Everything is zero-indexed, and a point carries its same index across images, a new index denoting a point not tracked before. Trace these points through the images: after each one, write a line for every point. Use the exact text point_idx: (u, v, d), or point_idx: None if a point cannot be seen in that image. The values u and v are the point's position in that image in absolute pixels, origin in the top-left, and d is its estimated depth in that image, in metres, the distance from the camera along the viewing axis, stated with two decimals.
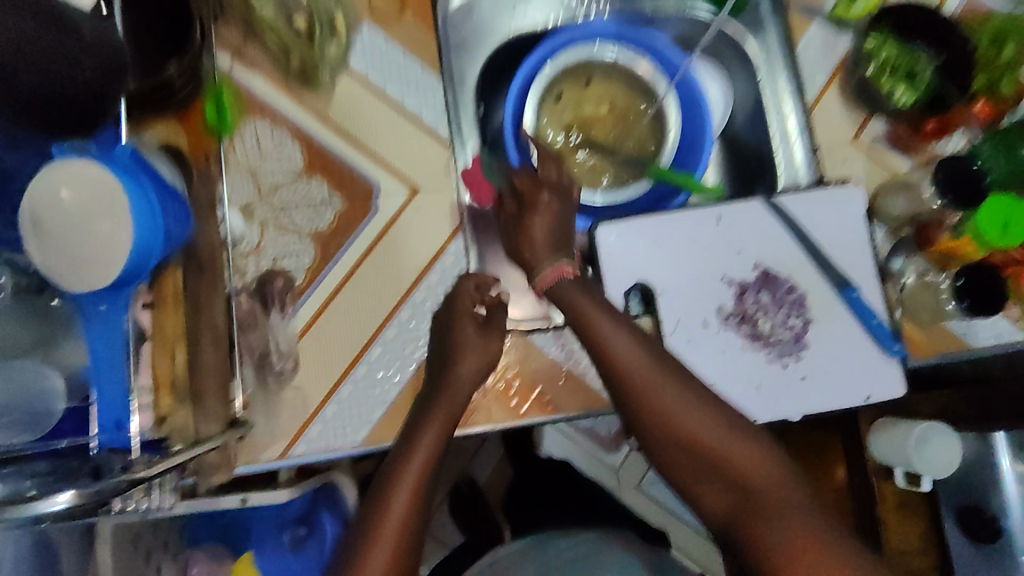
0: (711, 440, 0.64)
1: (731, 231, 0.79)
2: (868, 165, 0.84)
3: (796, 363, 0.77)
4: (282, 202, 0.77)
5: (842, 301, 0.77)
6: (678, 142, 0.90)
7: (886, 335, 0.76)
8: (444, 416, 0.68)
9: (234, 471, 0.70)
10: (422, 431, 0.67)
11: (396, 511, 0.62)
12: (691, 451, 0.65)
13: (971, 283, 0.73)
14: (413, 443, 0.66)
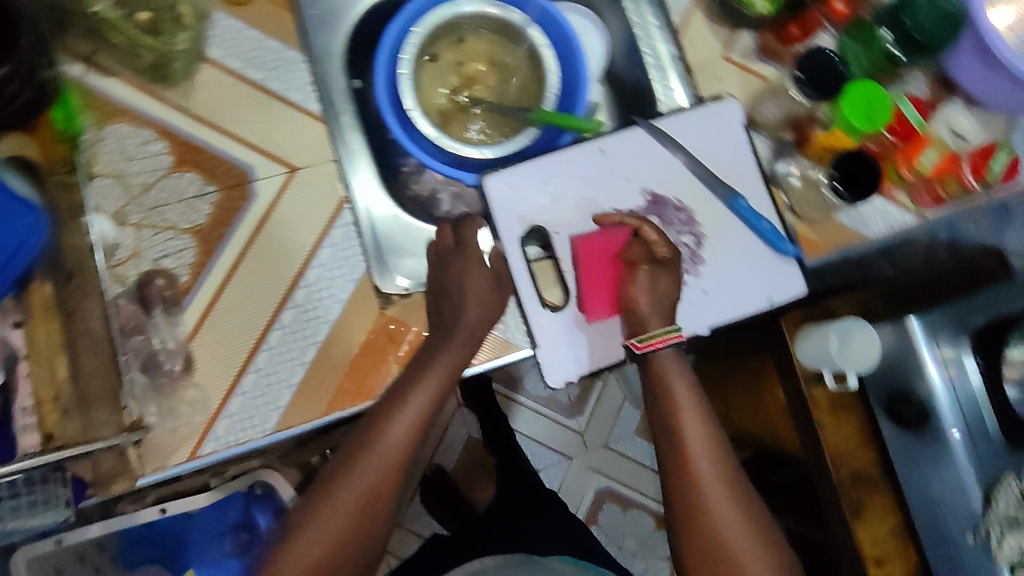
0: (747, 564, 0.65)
1: (617, 160, 0.80)
2: (741, 79, 0.85)
3: (695, 278, 0.79)
4: (156, 204, 0.75)
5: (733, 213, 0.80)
6: (559, 87, 0.86)
7: (778, 237, 0.79)
8: (433, 388, 0.70)
9: (139, 480, 0.69)
10: (400, 399, 0.70)
11: (361, 479, 0.66)
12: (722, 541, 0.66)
13: (845, 171, 0.74)
14: (385, 431, 0.68)
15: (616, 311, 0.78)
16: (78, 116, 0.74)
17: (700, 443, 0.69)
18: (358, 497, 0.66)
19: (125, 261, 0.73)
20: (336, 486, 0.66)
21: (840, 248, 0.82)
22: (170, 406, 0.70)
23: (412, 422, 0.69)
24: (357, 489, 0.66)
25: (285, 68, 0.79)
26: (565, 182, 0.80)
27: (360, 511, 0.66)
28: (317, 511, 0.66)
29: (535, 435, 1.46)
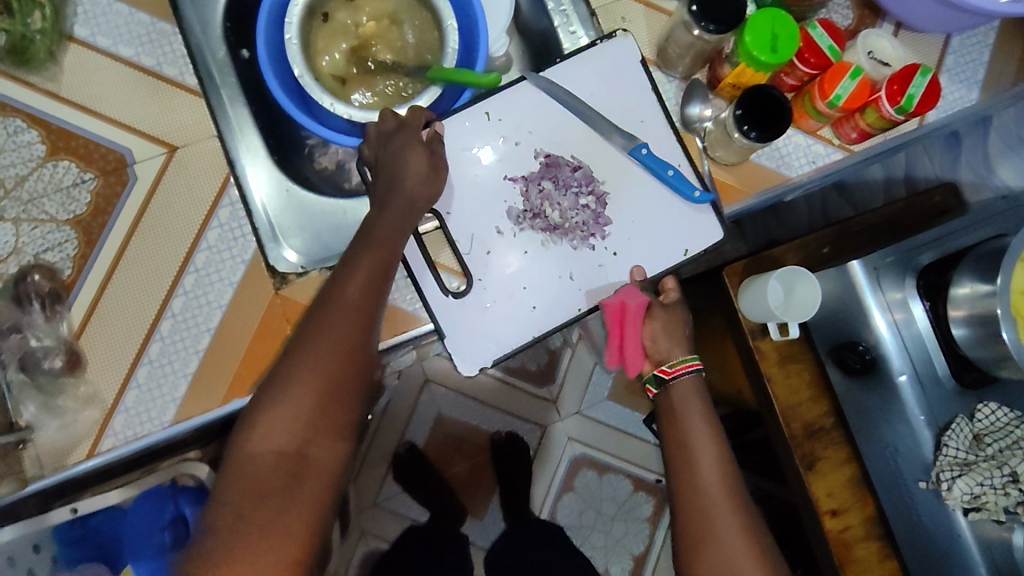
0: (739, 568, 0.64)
1: (505, 121, 0.75)
2: (648, 18, 0.79)
3: (602, 239, 0.75)
4: (34, 197, 0.72)
5: (638, 165, 0.75)
6: (458, 36, 0.81)
7: (684, 182, 0.73)
8: (373, 263, 0.64)
9: (36, 483, 0.67)
10: (355, 262, 0.64)
11: (331, 335, 0.60)
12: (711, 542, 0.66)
13: (750, 110, 0.68)
14: (334, 299, 0.62)
15: (522, 288, 0.74)
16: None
17: (711, 473, 0.68)
18: (336, 356, 0.60)
19: (6, 258, 0.71)
20: (306, 346, 0.60)
21: (762, 193, 0.77)
22: (59, 405, 0.67)
23: (371, 276, 0.63)
24: (331, 348, 0.60)
25: (156, 42, 0.75)
26: (452, 151, 0.74)
27: (339, 370, 0.60)
28: (289, 375, 0.59)
29: (577, 435, 1.47)
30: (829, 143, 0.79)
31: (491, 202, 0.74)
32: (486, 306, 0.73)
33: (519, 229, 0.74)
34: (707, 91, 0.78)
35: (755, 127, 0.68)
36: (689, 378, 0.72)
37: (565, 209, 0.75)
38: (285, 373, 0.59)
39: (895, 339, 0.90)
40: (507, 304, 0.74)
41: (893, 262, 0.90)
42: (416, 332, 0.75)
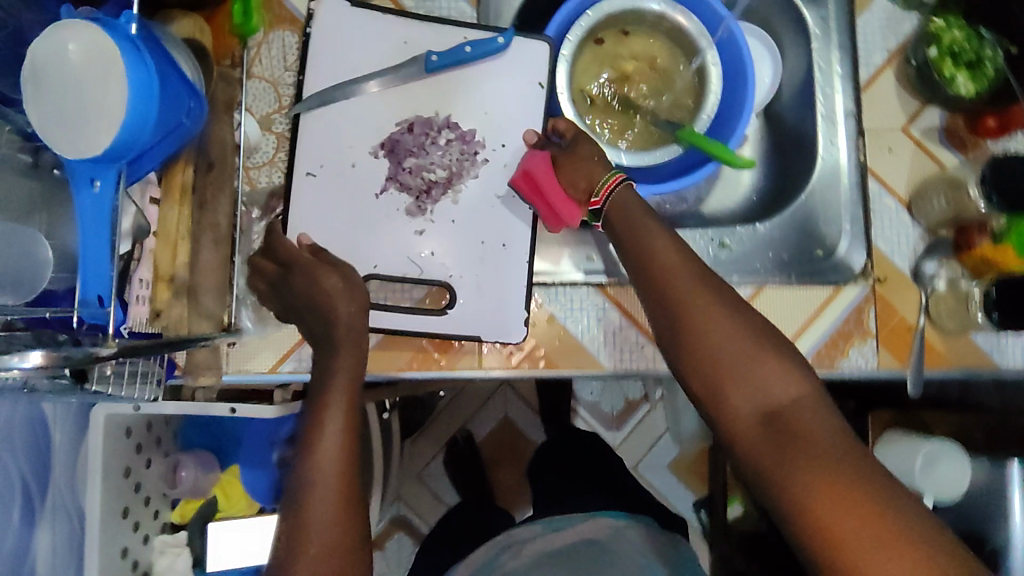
0: (735, 351, 0.57)
1: (336, 169, 0.75)
2: (914, 158, 0.78)
3: (484, 147, 0.77)
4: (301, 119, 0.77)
5: (450, 65, 0.76)
6: (716, 108, 0.81)
7: (481, 40, 0.76)
8: (347, 384, 0.64)
9: (223, 377, 0.73)
10: (326, 394, 0.63)
11: (326, 492, 0.59)
12: (720, 368, 0.57)
13: (1006, 295, 0.68)
14: (318, 430, 0.61)
15: (481, 243, 0.76)
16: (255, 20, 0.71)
17: (675, 260, 0.62)
18: (331, 505, 0.58)
19: (258, 166, 0.76)
20: (300, 516, 0.57)
21: (964, 368, 0.76)
22: (265, 313, 0.74)
23: (348, 430, 0.62)
24: (326, 508, 0.58)
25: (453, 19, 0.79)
26: (347, 197, 0.75)
27: (339, 520, 0.57)
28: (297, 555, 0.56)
29: None
30: None
31: (397, 226, 0.76)
32: (475, 286, 0.76)
33: (429, 212, 0.76)
34: (948, 251, 0.76)
35: (1001, 312, 0.69)
36: (624, 189, 0.67)
37: (435, 160, 0.77)
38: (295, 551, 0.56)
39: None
40: (478, 296, 0.76)
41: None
42: (592, 372, 0.76)
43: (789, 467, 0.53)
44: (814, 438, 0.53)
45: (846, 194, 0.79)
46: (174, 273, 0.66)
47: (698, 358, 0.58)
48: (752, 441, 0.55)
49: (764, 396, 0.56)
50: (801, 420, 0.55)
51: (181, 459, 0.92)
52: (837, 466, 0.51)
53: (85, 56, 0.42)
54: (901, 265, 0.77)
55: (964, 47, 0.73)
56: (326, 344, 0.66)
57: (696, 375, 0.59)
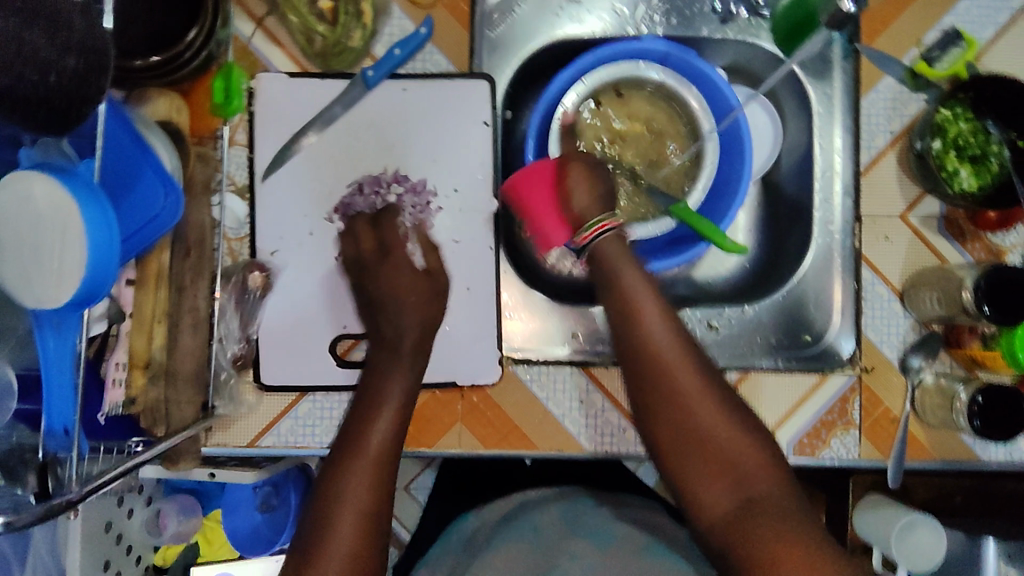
0: (722, 436, 0.58)
1: (293, 240, 0.73)
2: (911, 246, 0.76)
3: (436, 195, 0.75)
4: (285, 188, 0.74)
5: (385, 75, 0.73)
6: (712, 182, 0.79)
7: (405, 39, 0.73)
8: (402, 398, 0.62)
9: (203, 451, 0.72)
10: (377, 409, 0.60)
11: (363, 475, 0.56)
12: (705, 448, 0.57)
13: (993, 402, 0.67)
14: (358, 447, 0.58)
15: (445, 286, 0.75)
16: (235, 99, 0.69)
17: (652, 332, 0.61)
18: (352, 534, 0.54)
19: (241, 238, 0.74)
20: (321, 529, 0.54)
21: (948, 461, 0.75)
22: (237, 392, 0.72)
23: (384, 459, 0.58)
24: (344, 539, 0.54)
25: (439, 87, 0.75)
26: (320, 270, 0.73)
27: (356, 550, 0.54)
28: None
29: None
30: None
31: (359, 289, 0.73)
32: (445, 326, 0.75)
33: None
34: (940, 346, 0.75)
35: (983, 420, 0.67)
36: (609, 238, 0.65)
37: (382, 217, 0.74)
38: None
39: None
40: (447, 337, 0.75)
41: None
42: (571, 453, 0.76)
43: (753, 554, 0.53)
44: (777, 528, 0.53)
45: (838, 276, 0.78)
46: (150, 358, 0.67)
47: (681, 439, 0.58)
48: (724, 524, 0.56)
49: (745, 484, 0.56)
50: (768, 507, 0.55)
51: (163, 507, 0.90)
52: (799, 550, 0.52)
53: (52, 205, 0.44)
54: (889, 356, 0.76)
55: (969, 140, 0.72)
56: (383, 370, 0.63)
57: (670, 454, 0.59)
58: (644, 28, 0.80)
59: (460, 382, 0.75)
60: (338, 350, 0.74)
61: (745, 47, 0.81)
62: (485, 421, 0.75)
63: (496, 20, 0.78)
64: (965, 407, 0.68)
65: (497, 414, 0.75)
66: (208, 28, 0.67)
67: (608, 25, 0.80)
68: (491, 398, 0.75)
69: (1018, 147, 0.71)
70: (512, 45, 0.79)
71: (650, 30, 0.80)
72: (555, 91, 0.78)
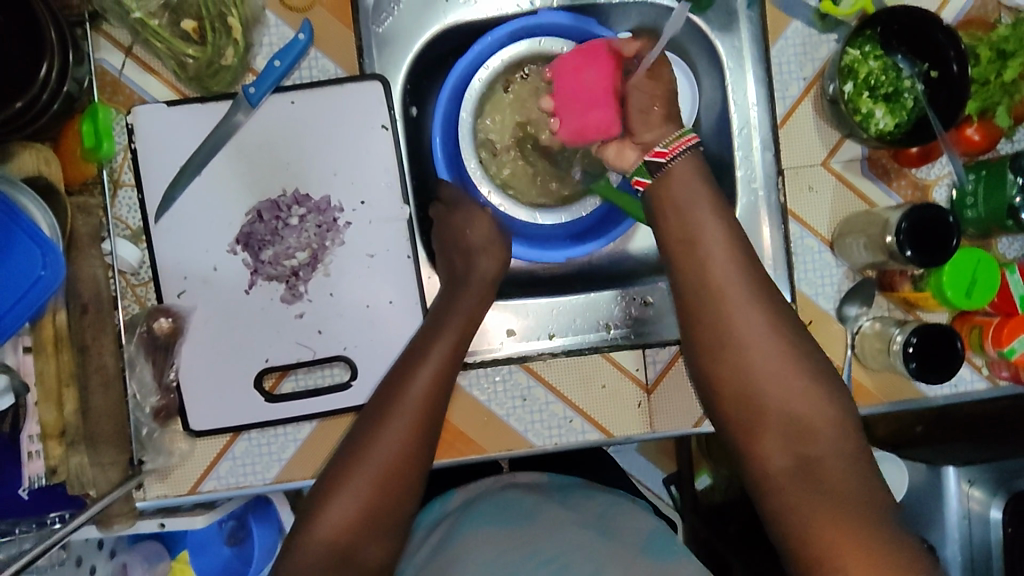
0: (777, 375, 0.57)
1: (204, 282, 0.70)
2: (836, 193, 0.74)
3: (342, 210, 0.71)
4: (183, 225, 0.69)
5: (270, 90, 0.69)
6: None
7: (284, 48, 0.69)
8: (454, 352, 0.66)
9: (139, 505, 0.70)
10: (428, 364, 0.64)
11: (404, 421, 0.61)
12: (753, 395, 0.57)
13: (926, 343, 0.66)
14: (403, 396, 0.62)
15: (366, 304, 0.71)
16: (108, 142, 0.67)
17: (722, 266, 0.59)
18: (374, 479, 0.58)
19: (145, 283, 0.70)
20: (347, 466, 0.59)
21: (895, 403, 0.75)
22: (163, 444, 0.70)
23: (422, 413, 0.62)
24: (363, 482, 0.58)
25: (330, 97, 0.70)
26: (232, 307, 0.70)
27: (373, 496, 0.57)
28: (319, 512, 0.57)
29: None
30: (977, 369, 0.75)
31: (275, 318, 0.70)
32: (373, 346, 0.71)
33: (304, 294, 0.70)
34: (875, 289, 0.74)
35: (918, 360, 0.67)
36: (687, 156, 0.62)
37: (289, 239, 0.70)
38: (318, 511, 0.57)
39: (960, 547, 0.79)
40: (377, 360, 0.71)
41: (988, 477, 0.78)
42: (520, 451, 0.74)
43: (807, 509, 0.53)
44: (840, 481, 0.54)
45: (767, 235, 0.76)
46: (64, 427, 0.62)
47: (723, 372, 0.58)
48: (781, 477, 0.55)
49: (801, 438, 0.56)
50: (831, 464, 0.55)
51: (127, 558, 0.87)
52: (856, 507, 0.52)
53: None
54: (826, 307, 0.75)
55: (881, 79, 0.70)
56: (427, 343, 0.66)
57: (731, 408, 0.58)
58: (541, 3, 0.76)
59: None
60: (266, 385, 0.72)
61: (649, 8, 0.77)
62: None
63: (382, 13, 0.73)
64: (901, 350, 0.68)
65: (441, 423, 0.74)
66: (61, 64, 0.62)
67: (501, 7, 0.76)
68: None
69: (932, 79, 0.68)
70: (402, 39, 0.74)
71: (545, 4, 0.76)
72: (456, 80, 0.76)
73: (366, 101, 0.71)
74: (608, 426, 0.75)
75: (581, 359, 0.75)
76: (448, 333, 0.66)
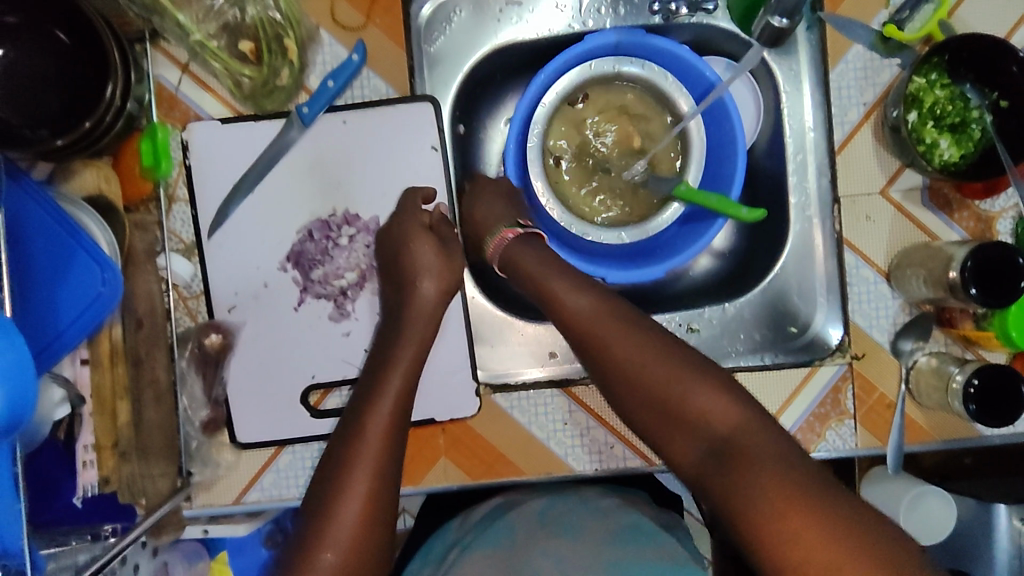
0: (654, 375, 0.60)
1: (256, 300, 0.71)
2: (895, 224, 0.72)
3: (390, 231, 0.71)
4: (234, 241, 0.70)
5: (322, 109, 0.70)
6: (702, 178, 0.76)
7: (337, 68, 0.69)
8: (411, 360, 0.64)
9: (186, 512, 0.71)
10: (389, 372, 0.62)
11: (376, 426, 0.59)
12: (637, 394, 0.61)
13: (987, 384, 0.64)
14: (370, 405, 0.60)
15: None
16: (166, 161, 0.68)
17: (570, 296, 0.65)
18: (356, 517, 0.54)
19: (197, 296, 0.71)
20: (325, 513, 0.54)
21: (950, 441, 0.73)
22: (210, 455, 0.71)
23: (391, 423, 0.59)
24: (348, 524, 0.54)
25: (382, 118, 0.70)
26: (281, 324, 0.71)
27: (358, 537, 0.54)
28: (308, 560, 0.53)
29: None
30: None
31: (322, 336, 0.71)
32: None
33: (350, 313, 0.71)
34: (933, 325, 0.71)
35: (978, 403, 0.65)
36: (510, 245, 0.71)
37: (336, 260, 0.71)
38: (303, 564, 0.52)
39: None
40: None
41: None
42: (560, 475, 0.74)
43: (732, 490, 0.54)
44: (750, 464, 0.54)
45: (821, 262, 0.75)
46: (117, 438, 0.64)
47: (618, 389, 0.62)
48: (702, 474, 0.57)
49: (698, 427, 0.58)
50: (739, 441, 0.56)
51: None
52: (780, 473, 0.52)
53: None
54: (879, 340, 0.72)
55: (947, 108, 0.68)
56: (381, 368, 0.63)
57: (646, 421, 0.61)
58: (594, 23, 0.75)
59: (437, 418, 0.74)
60: (310, 401, 0.72)
61: (704, 29, 0.76)
62: (471, 453, 0.74)
63: (434, 33, 0.73)
64: (961, 390, 0.65)
65: (482, 444, 0.74)
66: (123, 85, 0.63)
67: (554, 25, 0.75)
68: (471, 429, 0.74)
69: (1002, 108, 0.67)
70: (455, 58, 0.74)
71: (598, 25, 0.75)
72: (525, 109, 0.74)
73: (416, 121, 0.71)
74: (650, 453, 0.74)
75: None
76: (401, 358, 0.63)
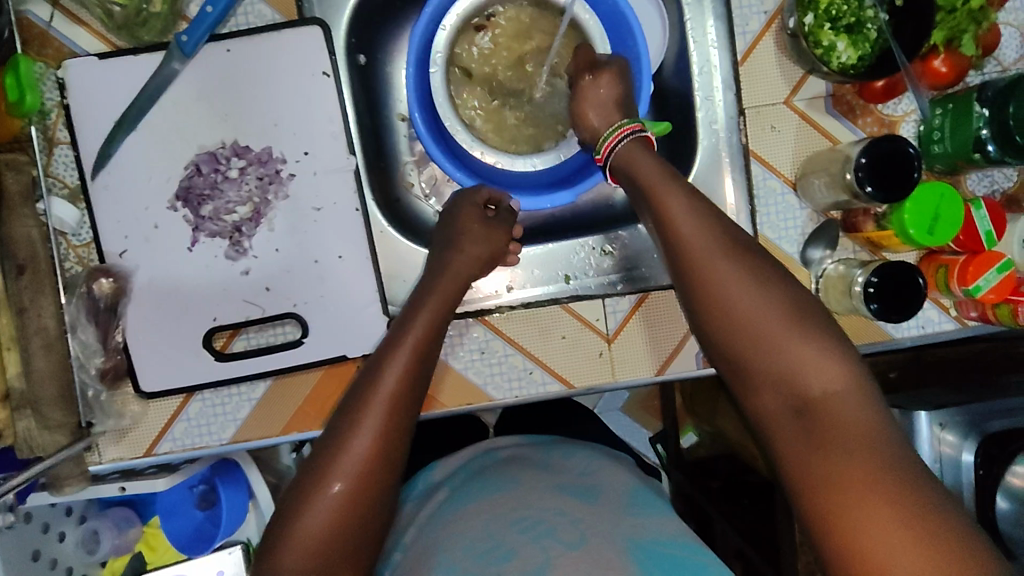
0: (750, 306, 0.49)
1: (148, 242, 0.68)
2: (799, 133, 0.72)
3: (285, 162, 0.69)
4: (120, 183, 0.67)
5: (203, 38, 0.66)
6: None
7: None
8: (438, 304, 0.63)
9: (91, 467, 0.69)
10: (413, 317, 0.61)
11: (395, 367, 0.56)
12: (730, 322, 0.50)
13: (886, 282, 0.65)
14: (396, 345, 0.57)
15: (314, 260, 0.69)
16: (32, 94, 0.63)
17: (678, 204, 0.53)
18: (367, 451, 0.51)
19: (86, 244, 0.68)
20: (321, 448, 0.52)
21: (863, 346, 0.74)
22: (113, 407, 0.69)
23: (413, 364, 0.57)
24: (359, 455, 0.51)
25: (271, 46, 0.68)
26: (177, 266, 0.68)
27: (368, 470, 0.50)
28: (307, 492, 0.50)
29: None
30: (945, 310, 0.73)
31: (219, 275, 0.69)
32: (322, 298, 0.70)
33: (248, 249, 0.68)
34: (838, 231, 0.72)
35: (880, 301, 0.65)
36: (627, 142, 0.61)
37: (229, 196, 0.68)
38: (307, 495, 0.49)
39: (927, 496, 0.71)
40: (327, 316, 0.70)
41: (960, 420, 0.71)
42: (479, 405, 0.74)
43: (805, 461, 0.46)
44: (846, 443, 0.45)
45: (728, 175, 0.73)
46: (8, 389, 0.61)
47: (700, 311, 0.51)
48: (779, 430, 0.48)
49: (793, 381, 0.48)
50: (835, 408, 0.46)
51: (97, 525, 0.88)
52: (871, 451, 0.44)
53: None
54: (789, 252, 0.73)
55: (842, 9, 0.67)
56: (408, 314, 0.62)
57: (723, 357, 0.51)
58: None
59: (349, 354, 0.70)
60: (217, 345, 0.70)
61: None
62: None
63: None
64: (862, 292, 0.66)
65: None
66: None
67: None
68: None
69: (897, 8, 0.65)
70: None
71: None
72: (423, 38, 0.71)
73: (301, 46, 0.68)
74: (570, 377, 0.74)
75: (541, 310, 0.74)
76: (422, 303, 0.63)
